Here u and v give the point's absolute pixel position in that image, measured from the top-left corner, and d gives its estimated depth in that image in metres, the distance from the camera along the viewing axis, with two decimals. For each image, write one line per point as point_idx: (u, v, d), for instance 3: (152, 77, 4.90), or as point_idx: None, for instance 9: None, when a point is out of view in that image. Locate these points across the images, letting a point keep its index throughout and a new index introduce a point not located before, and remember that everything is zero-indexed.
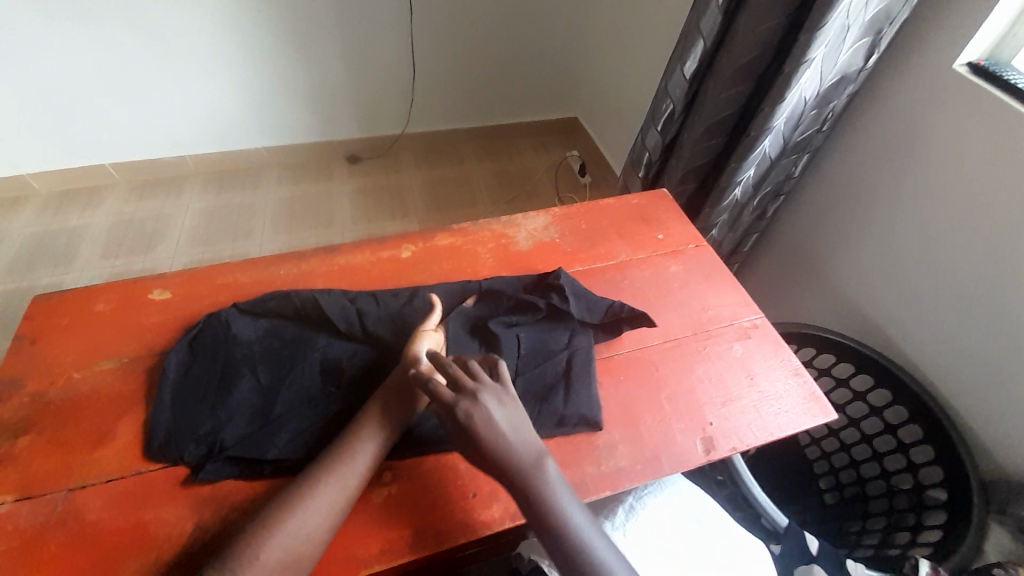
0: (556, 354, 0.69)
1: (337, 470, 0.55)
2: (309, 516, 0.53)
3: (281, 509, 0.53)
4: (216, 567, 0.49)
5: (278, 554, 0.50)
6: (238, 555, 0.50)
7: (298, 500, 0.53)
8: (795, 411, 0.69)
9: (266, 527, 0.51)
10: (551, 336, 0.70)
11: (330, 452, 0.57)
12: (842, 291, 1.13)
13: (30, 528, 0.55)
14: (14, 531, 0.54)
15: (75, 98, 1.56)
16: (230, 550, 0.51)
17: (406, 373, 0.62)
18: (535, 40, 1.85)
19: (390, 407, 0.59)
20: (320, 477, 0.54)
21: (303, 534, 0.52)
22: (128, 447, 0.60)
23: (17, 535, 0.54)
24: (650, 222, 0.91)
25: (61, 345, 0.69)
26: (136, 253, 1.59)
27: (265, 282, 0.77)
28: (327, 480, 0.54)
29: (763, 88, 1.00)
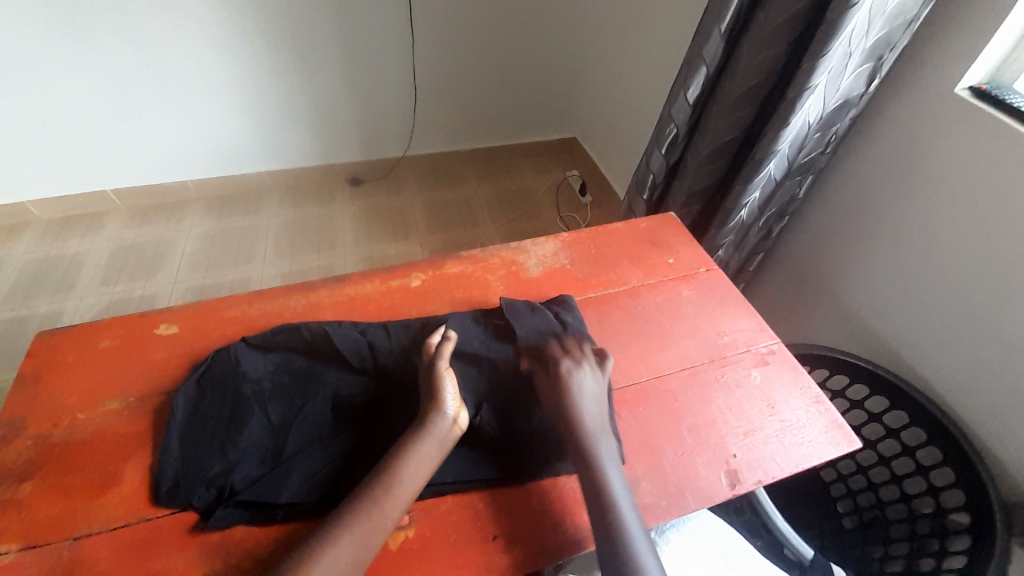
0: None
1: (360, 515, 0.53)
2: (333, 565, 0.51)
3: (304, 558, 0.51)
4: None
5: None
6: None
7: (321, 548, 0.51)
8: (819, 440, 0.67)
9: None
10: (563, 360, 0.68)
11: (352, 497, 0.55)
12: (851, 310, 1.12)
13: None
14: None
15: (79, 126, 1.57)
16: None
17: (442, 418, 0.60)
18: (534, 64, 1.89)
19: (417, 450, 0.58)
20: (344, 524, 0.53)
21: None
22: (136, 491, 0.58)
23: None
24: (659, 247, 0.91)
25: (66, 383, 0.67)
26: (137, 278, 1.58)
27: (272, 314, 0.76)
28: (350, 526, 0.53)
29: (767, 112, 1.01)
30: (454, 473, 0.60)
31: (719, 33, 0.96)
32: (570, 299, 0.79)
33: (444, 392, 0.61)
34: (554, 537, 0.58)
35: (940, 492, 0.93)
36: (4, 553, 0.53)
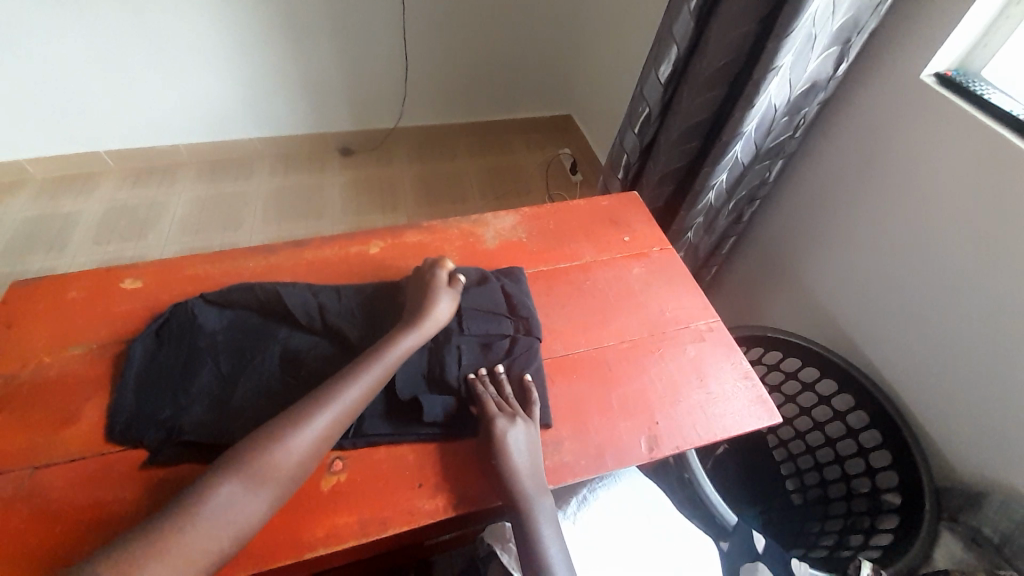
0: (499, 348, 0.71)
1: (306, 417, 0.58)
2: (273, 457, 0.56)
3: (249, 450, 0.56)
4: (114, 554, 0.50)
5: (238, 489, 0.54)
6: (203, 487, 0.54)
7: (266, 442, 0.56)
8: (742, 413, 0.71)
9: (236, 464, 0.55)
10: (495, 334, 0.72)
11: (304, 402, 0.60)
12: (813, 295, 1.14)
13: None
14: None
15: (71, 87, 1.59)
16: (201, 483, 0.54)
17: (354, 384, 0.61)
18: (527, 38, 1.86)
19: (370, 364, 0.63)
20: (290, 424, 0.58)
21: (267, 475, 0.55)
22: (93, 429, 0.63)
23: None
24: (617, 225, 0.93)
25: (34, 329, 0.71)
26: (129, 239, 1.62)
27: (233, 274, 0.79)
28: (293, 426, 0.58)
29: (737, 93, 1.01)
30: (385, 426, 0.64)
31: (689, 10, 0.96)
32: (520, 274, 0.81)
33: (440, 311, 0.70)
34: (476, 488, 0.62)
35: (876, 473, 0.97)
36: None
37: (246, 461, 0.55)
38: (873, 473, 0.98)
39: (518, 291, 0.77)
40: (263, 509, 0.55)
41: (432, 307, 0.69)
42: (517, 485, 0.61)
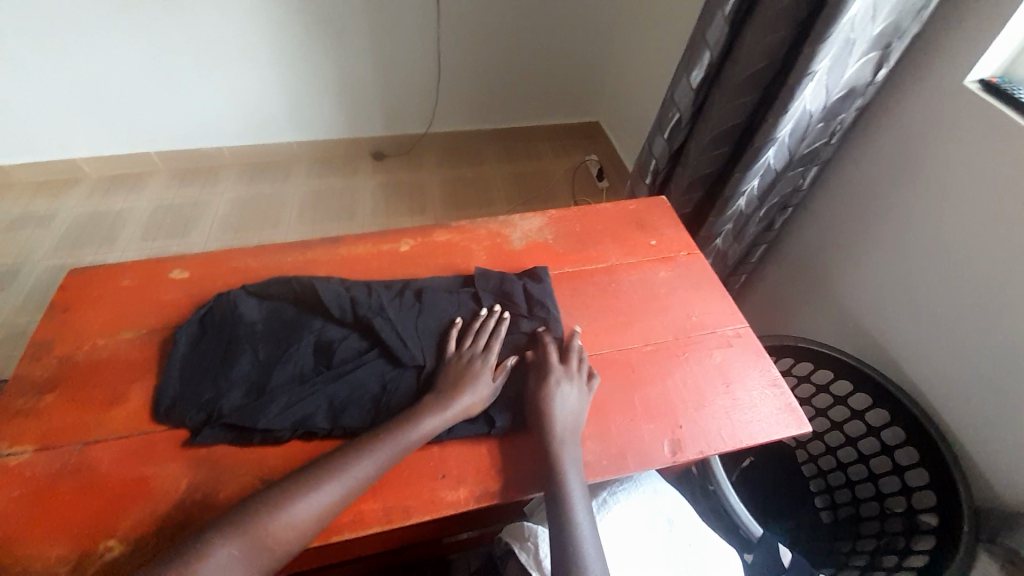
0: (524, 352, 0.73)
1: (306, 491, 0.57)
2: (265, 531, 0.54)
3: (242, 518, 0.55)
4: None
5: (229, 560, 0.53)
6: (193, 553, 0.52)
7: (263, 512, 0.55)
8: (769, 421, 0.69)
9: (231, 533, 0.54)
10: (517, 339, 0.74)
11: (304, 473, 0.59)
12: (846, 307, 1.11)
13: (46, 476, 0.61)
14: (30, 477, 0.61)
15: (127, 91, 1.70)
16: (194, 547, 0.53)
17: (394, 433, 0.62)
18: (557, 46, 1.88)
19: (417, 411, 0.64)
20: (301, 489, 0.57)
21: (257, 550, 0.54)
22: (138, 409, 0.67)
23: (34, 482, 0.61)
24: (644, 229, 0.93)
25: (89, 314, 0.76)
26: (174, 236, 1.71)
27: (271, 268, 0.83)
28: (293, 499, 0.57)
29: (771, 99, 1.00)
30: None
31: (724, 15, 0.95)
32: (545, 275, 0.82)
33: (473, 398, 0.66)
34: (500, 480, 0.64)
35: (913, 492, 0.93)
36: (22, 452, 0.63)
37: (239, 531, 0.54)
38: (910, 492, 0.93)
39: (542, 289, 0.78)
40: None
41: (463, 389, 0.66)
42: (562, 479, 0.61)
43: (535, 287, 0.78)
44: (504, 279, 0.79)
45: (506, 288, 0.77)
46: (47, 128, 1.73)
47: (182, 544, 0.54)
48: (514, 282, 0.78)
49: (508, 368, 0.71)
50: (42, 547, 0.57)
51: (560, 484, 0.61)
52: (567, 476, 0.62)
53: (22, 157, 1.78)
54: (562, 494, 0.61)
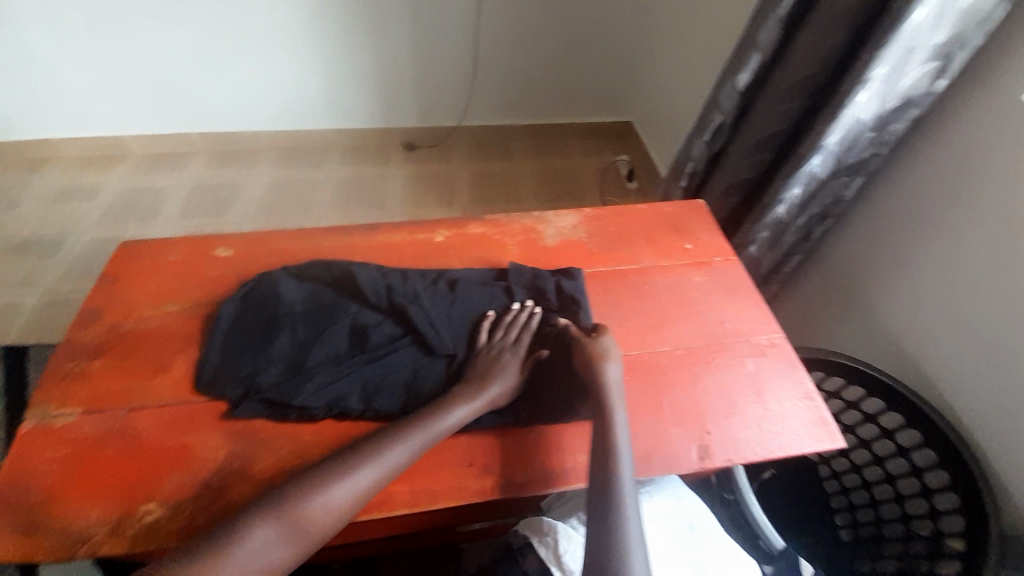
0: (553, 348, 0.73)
1: (341, 475, 0.58)
2: (303, 512, 0.56)
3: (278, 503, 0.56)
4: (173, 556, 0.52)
5: (269, 538, 0.54)
6: (235, 530, 0.54)
7: (301, 494, 0.57)
8: (801, 434, 0.68)
9: (271, 512, 0.55)
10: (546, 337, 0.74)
11: (336, 461, 0.60)
12: (884, 324, 1.06)
13: (92, 437, 0.64)
14: (78, 437, 0.64)
15: (174, 73, 1.75)
16: (236, 524, 0.54)
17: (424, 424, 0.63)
18: (595, 44, 1.87)
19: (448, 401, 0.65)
20: (333, 475, 0.58)
21: (294, 533, 0.55)
22: (181, 379, 0.69)
23: (81, 442, 0.64)
24: (680, 232, 0.92)
25: (137, 286, 0.80)
26: (211, 215, 1.76)
27: (310, 250, 0.85)
28: (329, 483, 0.58)
29: (820, 105, 0.98)
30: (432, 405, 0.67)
31: (777, 18, 0.94)
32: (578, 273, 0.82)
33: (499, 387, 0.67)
34: (525, 473, 0.64)
35: (940, 516, 0.88)
36: (71, 414, 0.66)
37: (279, 511, 0.55)
38: (936, 516, 0.89)
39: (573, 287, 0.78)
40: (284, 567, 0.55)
41: (490, 379, 0.67)
42: (615, 468, 0.60)
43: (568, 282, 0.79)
44: (536, 274, 0.79)
45: (539, 283, 0.78)
46: (98, 105, 1.80)
47: (224, 521, 0.55)
48: (546, 278, 0.79)
49: (540, 359, 0.72)
50: (83, 507, 0.59)
51: (613, 473, 0.59)
52: (619, 462, 0.60)
53: (74, 132, 1.86)
54: (610, 477, 0.59)
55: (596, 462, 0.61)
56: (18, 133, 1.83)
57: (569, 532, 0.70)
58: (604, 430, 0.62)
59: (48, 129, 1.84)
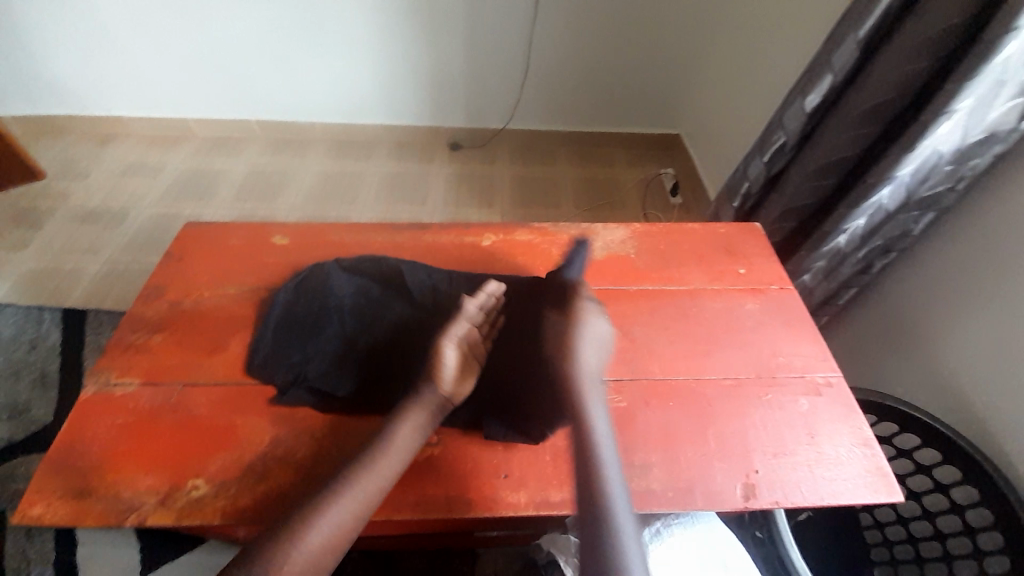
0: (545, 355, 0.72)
1: (346, 486, 0.59)
2: (317, 535, 0.56)
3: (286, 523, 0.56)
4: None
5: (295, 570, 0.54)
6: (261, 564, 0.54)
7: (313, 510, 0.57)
8: (856, 483, 0.64)
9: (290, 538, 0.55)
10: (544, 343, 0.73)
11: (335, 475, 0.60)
12: (943, 372, 0.97)
13: (148, 408, 0.67)
14: (135, 407, 0.67)
15: (239, 62, 1.83)
16: (258, 556, 0.55)
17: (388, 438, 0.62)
18: (650, 55, 1.84)
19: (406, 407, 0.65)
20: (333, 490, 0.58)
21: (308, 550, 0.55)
22: (234, 361, 0.72)
23: (137, 412, 0.67)
24: (733, 256, 0.89)
25: (198, 266, 0.83)
26: (262, 200, 1.82)
27: (361, 245, 0.87)
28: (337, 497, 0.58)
29: (894, 134, 0.92)
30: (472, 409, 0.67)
31: (856, 39, 0.89)
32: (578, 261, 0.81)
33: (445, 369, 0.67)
34: (562, 492, 0.63)
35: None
36: (130, 384, 0.70)
37: (299, 536, 0.56)
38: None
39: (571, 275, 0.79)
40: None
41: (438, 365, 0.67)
42: (602, 493, 0.59)
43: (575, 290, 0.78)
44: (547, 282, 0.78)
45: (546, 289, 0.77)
46: (168, 88, 1.90)
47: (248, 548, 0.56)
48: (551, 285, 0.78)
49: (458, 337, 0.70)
50: (132, 478, 0.62)
51: (601, 499, 0.59)
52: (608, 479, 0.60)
53: (144, 113, 1.97)
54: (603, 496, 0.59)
55: (584, 478, 0.61)
56: (95, 110, 1.96)
57: None
58: (588, 445, 0.62)
59: (121, 108, 1.96)
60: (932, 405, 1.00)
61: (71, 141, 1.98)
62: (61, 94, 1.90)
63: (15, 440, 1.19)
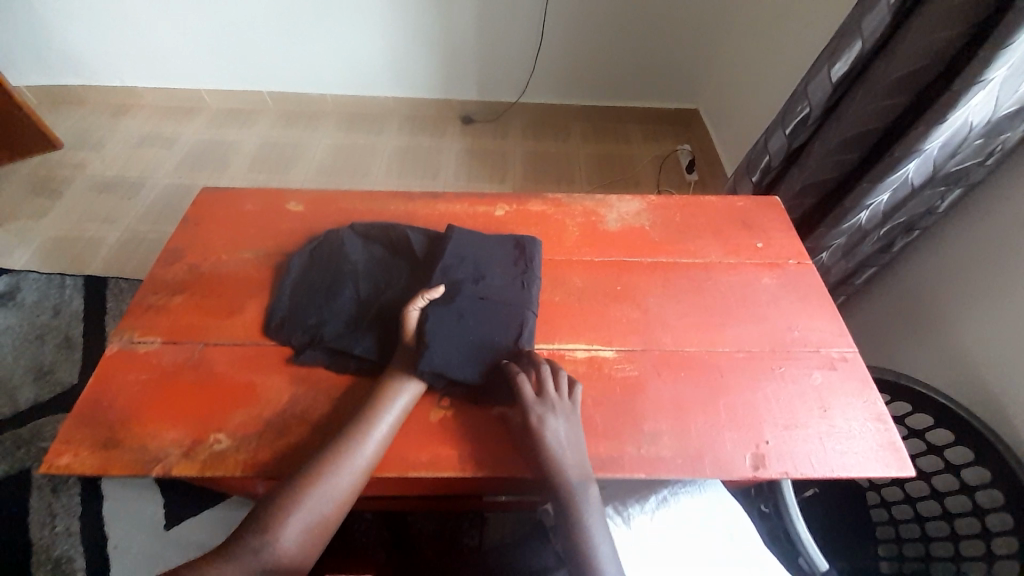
0: (510, 320, 0.69)
1: (344, 442, 0.61)
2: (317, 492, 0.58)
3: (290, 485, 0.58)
4: (242, 530, 0.56)
5: (300, 530, 0.56)
6: (269, 524, 0.56)
7: (312, 466, 0.60)
8: (866, 456, 0.64)
9: (292, 495, 0.58)
10: (508, 308, 0.70)
11: (337, 440, 0.61)
12: (963, 351, 0.96)
13: (169, 365, 0.69)
14: (157, 364, 0.69)
15: (250, 32, 1.80)
16: (263, 513, 0.57)
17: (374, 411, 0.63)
18: (670, 25, 1.77)
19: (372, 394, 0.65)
20: (338, 447, 0.60)
21: (315, 515, 0.57)
22: (251, 323, 0.73)
23: (160, 369, 0.69)
24: (751, 230, 0.87)
25: (214, 231, 0.84)
26: (276, 172, 1.82)
27: (375, 213, 0.87)
28: (332, 453, 0.60)
29: (924, 105, 0.89)
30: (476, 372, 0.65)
31: (888, 3, 0.85)
32: (541, 243, 0.82)
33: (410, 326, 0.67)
34: None
35: (994, 561, 0.81)
36: (151, 342, 0.71)
37: (301, 493, 0.58)
38: (991, 560, 0.81)
39: (535, 249, 0.78)
40: (322, 539, 0.58)
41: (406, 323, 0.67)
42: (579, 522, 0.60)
43: (530, 255, 0.77)
44: (522, 249, 0.77)
45: (521, 257, 0.76)
46: (179, 59, 1.89)
47: (254, 507, 0.58)
48: (524, 254, 0.77)
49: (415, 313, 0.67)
50: (157, 429, 0.64)
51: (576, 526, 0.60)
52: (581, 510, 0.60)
53: (155, 83, 1.97)
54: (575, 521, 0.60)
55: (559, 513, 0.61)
56: (107, 80, 1.96)
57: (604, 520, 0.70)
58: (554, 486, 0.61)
59: (132, 78, 1.95)
60: (946, 386, 0.99)
61: (85, 111, 1.99)
62: (73, 63, 1.90)
63: (42, 400, 1.24)
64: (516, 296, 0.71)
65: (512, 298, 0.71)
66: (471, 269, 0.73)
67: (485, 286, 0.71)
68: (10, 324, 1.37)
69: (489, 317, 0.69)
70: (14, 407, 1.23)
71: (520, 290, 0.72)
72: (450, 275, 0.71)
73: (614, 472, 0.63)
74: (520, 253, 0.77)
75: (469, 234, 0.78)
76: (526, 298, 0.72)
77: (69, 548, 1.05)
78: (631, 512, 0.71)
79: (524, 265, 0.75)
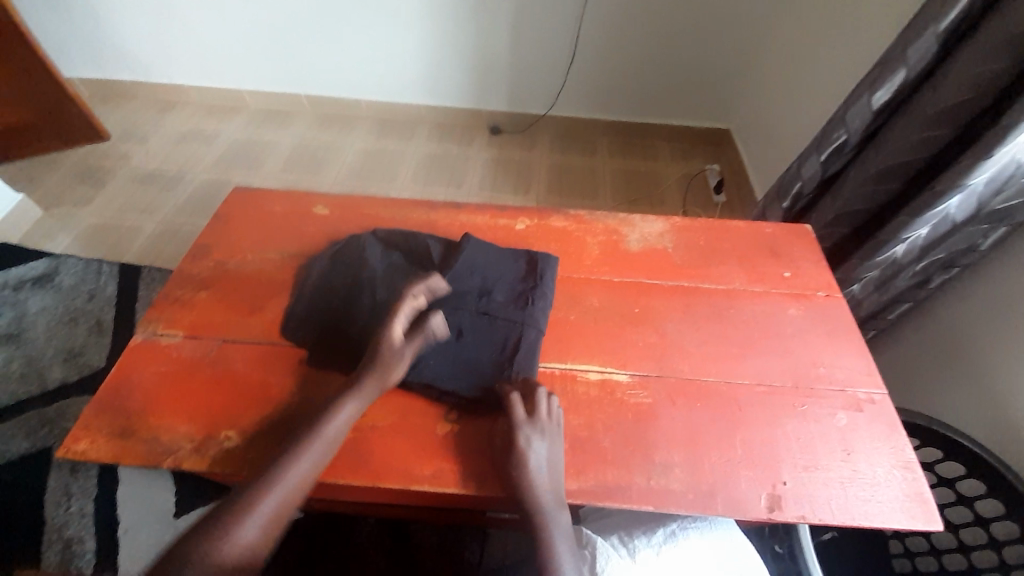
0: (507, 335, 0.70)
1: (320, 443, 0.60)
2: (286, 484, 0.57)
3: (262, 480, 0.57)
4: (206, 518, 0.55)
5: (259, 524, 0.55)
6: (231, 514, 0.55)
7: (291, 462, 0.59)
8: (890, 505, 0.61)
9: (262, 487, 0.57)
10: (504, 323, 0.70)
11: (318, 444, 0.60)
12: (1004, 401, 0.90)
13: (188, 358, 0.71)
14: (175, 357, 0.71)
15: (293, 38, 1.87)
16: (234, 500, 0.56)
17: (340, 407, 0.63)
18: (705, 45, 1.76)
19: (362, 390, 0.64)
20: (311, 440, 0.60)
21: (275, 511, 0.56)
22: (269, 323, 0.75)
23: (178, 361, 0.71)
24: (778, 258, 0.85)
25: (242, 230, 0.86)
26: (308, 172, 1.87)
27: (397, 220, 0.88)
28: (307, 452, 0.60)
29: (969, 139, 0.85)
30: (471, 387, 0.66)
31: (936, 33, 0.82)
32: (558, 260, 0.81)
33: (398, 320, 0.66)
34: (578, 482, 0.63)
35: None
36: (174, 336, 0.73)
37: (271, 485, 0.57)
38: None
39: (548, 265, 0.78)
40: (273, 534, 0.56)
41: (388, 326, 0.66)
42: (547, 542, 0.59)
43: (546, 274, 0.77)
44: (534, 265, 0.77)
45: (533, 272, 0.77)
46: (225, 61, 1.97)
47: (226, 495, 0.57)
48: (538, 270, 0.77)
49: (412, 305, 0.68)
50: (170, 422, 0.66)
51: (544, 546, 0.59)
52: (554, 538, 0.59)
53: (200, 82, 2.05)
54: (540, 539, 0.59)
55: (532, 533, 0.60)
56: (156, 77, 2.05)
57: (608, 550, 0.67)
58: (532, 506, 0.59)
59: (179, 77, 2.04)
60: (983, 435, 0.93)
61: (134, 106, 2.09)
62: (128, 61, 2.01)
63: (69, 380, 1.29)
64: (521, 310, 0.72)
65: (513, 314, 0.71)
66: (477, 281, 0.74)
67: (489, 301, 0.72)
68: (48, 305, 1.43)
69: (486, 332, 0.70)
70: (43, 386, 1.28)
71: (527, 306, 0.72)
72: (456, 286, 0.73)
73: (619, 502, 0.61)
74: (534, 269, 0.77)
75: (484, 243, 0.79)
76: (531, 312, 0.72)
77: (82, 528, 1.07)
78: (637, 545, 0.68)
79: (534, 280, 0.76)
